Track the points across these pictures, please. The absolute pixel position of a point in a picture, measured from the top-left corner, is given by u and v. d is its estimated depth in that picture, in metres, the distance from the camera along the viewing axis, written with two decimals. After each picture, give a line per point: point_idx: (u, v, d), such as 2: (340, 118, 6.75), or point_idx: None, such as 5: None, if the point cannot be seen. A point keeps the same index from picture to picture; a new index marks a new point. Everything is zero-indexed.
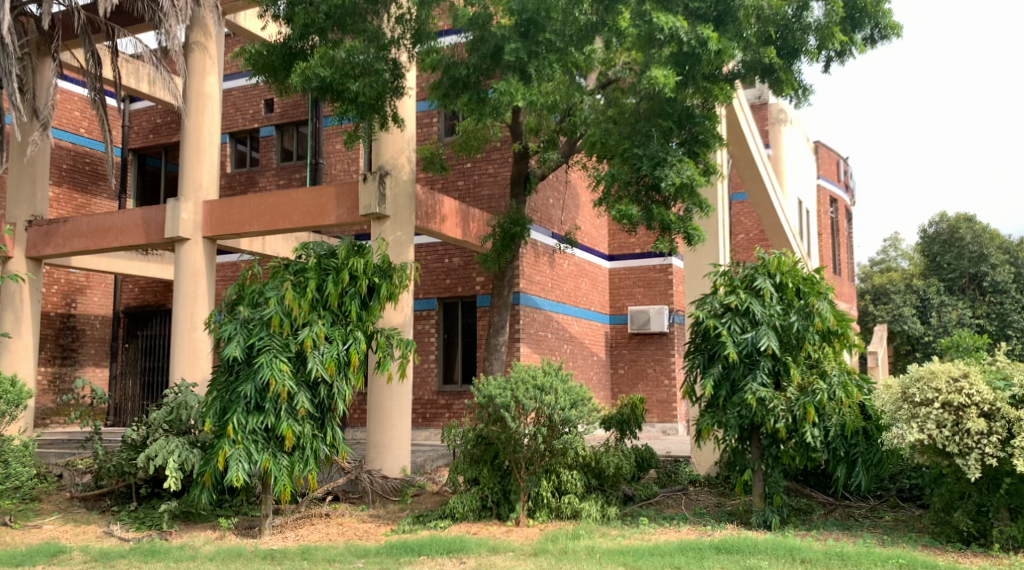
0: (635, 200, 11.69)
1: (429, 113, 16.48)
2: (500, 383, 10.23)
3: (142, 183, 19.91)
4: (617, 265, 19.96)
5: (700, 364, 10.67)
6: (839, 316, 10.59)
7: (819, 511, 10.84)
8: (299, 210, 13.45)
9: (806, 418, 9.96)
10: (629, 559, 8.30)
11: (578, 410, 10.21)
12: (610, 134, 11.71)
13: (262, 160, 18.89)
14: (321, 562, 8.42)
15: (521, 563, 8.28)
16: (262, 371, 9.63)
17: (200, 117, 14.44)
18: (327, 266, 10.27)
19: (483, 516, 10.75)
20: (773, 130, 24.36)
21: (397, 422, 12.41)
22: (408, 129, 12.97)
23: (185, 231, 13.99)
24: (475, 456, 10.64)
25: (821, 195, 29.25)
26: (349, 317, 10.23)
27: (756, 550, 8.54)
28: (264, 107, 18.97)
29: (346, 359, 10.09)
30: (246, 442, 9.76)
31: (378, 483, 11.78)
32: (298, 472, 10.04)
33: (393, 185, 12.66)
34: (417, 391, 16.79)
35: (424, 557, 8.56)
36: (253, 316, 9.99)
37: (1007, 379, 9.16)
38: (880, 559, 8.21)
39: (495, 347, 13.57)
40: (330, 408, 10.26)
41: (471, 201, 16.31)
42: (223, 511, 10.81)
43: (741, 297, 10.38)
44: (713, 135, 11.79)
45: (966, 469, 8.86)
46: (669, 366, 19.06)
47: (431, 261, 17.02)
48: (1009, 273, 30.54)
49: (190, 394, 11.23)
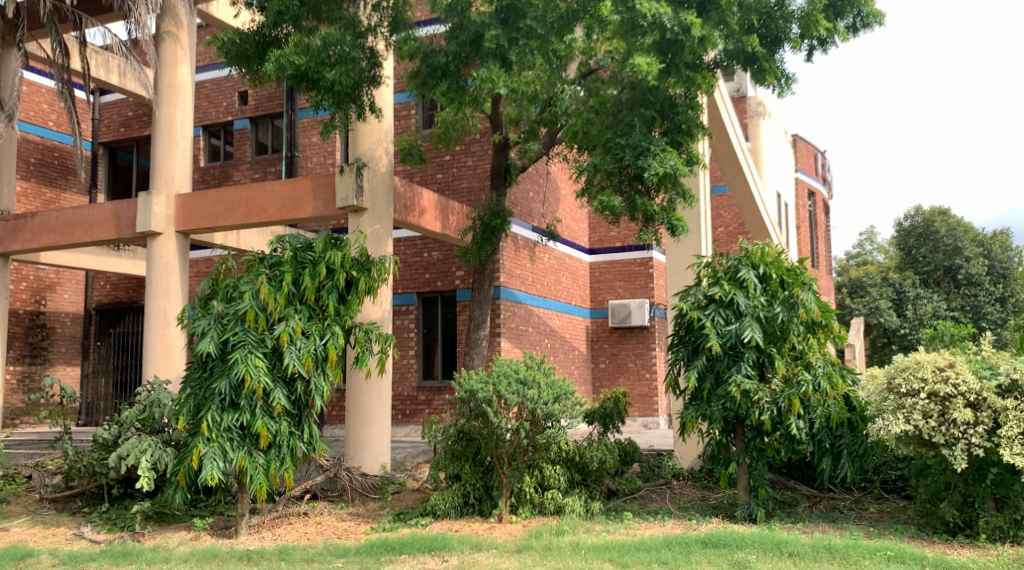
0: (617, 190, 11.50)
1: (407, 105, 16.26)
2: (482, 377, 10.05)
3: (113, 177, 19.54)
4: (598, 259, 19.84)
5: (684, 357, 10.57)
6: (823, 308, 10.48)
7: (804, 503, 10.72)
8: (274, 203, 13.18)
9: (791, 410, 9.85)
10: (615, 556, 8.12)
11: (561, 404, 10.03)
12: (592, 123, 11.62)
13: (236, 153, 18.57)
14: (299, 563, 8.19)
15: (505, 561, 8.09)
16: (237, 367, 9.39)
17: (172, 110, 14.11)
18: (303, 259, 10.05)
19: (465, 513, 10.55)
20: (752, 123, 24.28)
21: (376, 418, 12.19)
22: (385, 120, 12.74)
23: (157, 225, 13.68)
24: (456, 452, 10.47)
25: (799, 188, 29.25)
26: (326, 312, 10.02)
27: (743, 544, 8.39)
28: (238, 100, 18.65)
29: (323, 355, 9.85)
30: (221, 440, 9.50)
31: (358, 480, 11.62)
32: (274, 470, 9.77)
33: (371, 177, 12.38)
34: (397, 387, 16.56)
35: (405, 556, 8.35)
36: (227, 311, 9.73)
37: (993, 369, 9.09)
38: (869, 552, 8.10)
39: (475, 341, 13.39)
40: (307, 405, 10.02)
41: (450, 194, 16.09)
42: (198, 511, 10.55)
43: (725, 288, 10.26)
44: (696, 124, 11.70)
45: (953, 460, 8.76)
46: (650, 360, 18.96)
47: (410, 255, 16.77)
48: (982, 266, 30.89)
49: (163, 392, 10.97)
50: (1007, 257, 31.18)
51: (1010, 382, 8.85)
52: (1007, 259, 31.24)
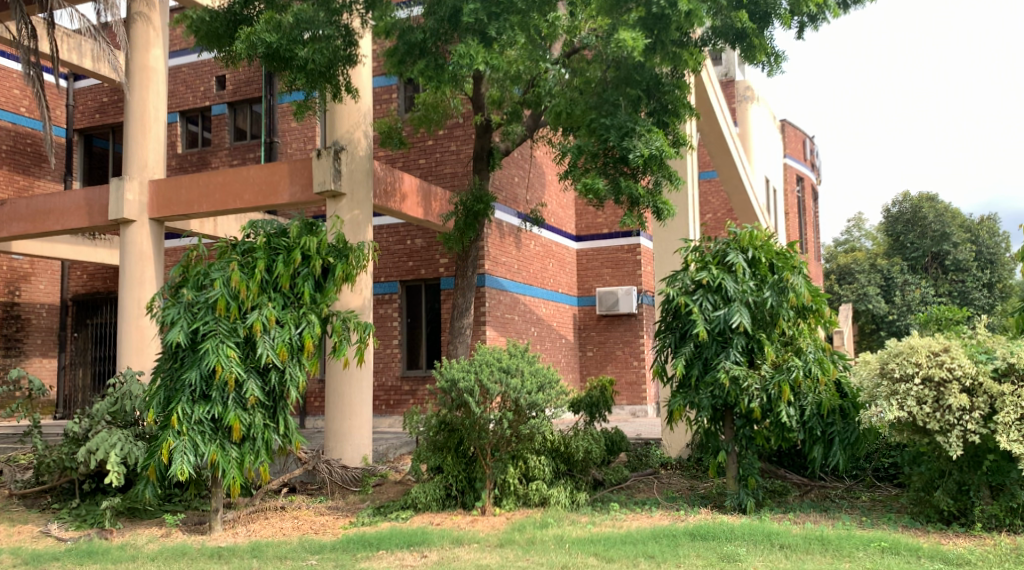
0: (602, 172, 11.19)
1: (388, 88, 15.90)
2: (464, 366, 9.74)
3: (89, 164, 19.11)
4: (585, 246, 19.55)
5: (671, 344, 10.29)
6: (814, 292, 10.17)
7: (795, 493, 10.50)
8: (250, 188, 12.82)
9: (781, 397, 9.58)
10: (599, 549, 7.84)
11: (545, 393, 9.74)
12: (576, 103, 11.33)
13: (214, 139, 18.16)
14: (272, 560, 7.87)
15: (486, 556, 7.78)
16: (208, 357, 9.06)
17: (145, 92, 13.70)
18: (277, 245, 9.72)
19: (447, 506, 10.26)
20: (740, 107, 24.02)
21: (356, 409, 11.87)
22: (363, 101, 12.34)
23: (129, 212, 13.27)
24: (438, 443, 10.18)
25: (787, 174, 29.00)
26: (302, 300, 9.69)
27: (733, 536, 8.11)
28: (216, 85, 18.22)
29: (299, 344, 9.52)
30: (191, 433, 9.17)
31: (338, 473, 11.33)
32: (248, 464, 9.45)
33: (349, 161, 12.02)
34: (380, 377, 16.23)
35: (383, 552, 8.03)
36: (197, 300, 9.38)
37: (989, 353, 8.83)
38: (863, 543, 7.83)
39: (459, 330, 13.08)
40: (282, 396, 9.69)
41: (433, 179, 15.73)
42: (171, 507, 10.24)
43: (713, 273, 9.95)
44: (683, 104, 11.39)
45: (948, 447, 8.51)
46: (638, 348, 18.69)
47: (392, 243, 16.43)
48: (970, 251, 30.64)
49: (135, 384, 10.64)
50: (994, 242, 31.02)
51: (1007, 366, 8.58)
52: (994, 244, 31.07)
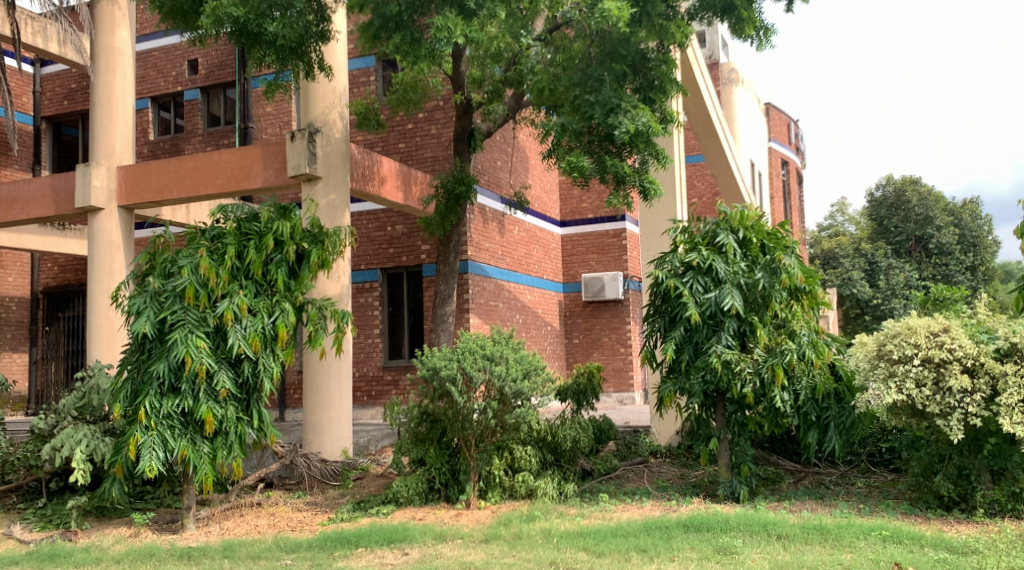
0: (587, 150, 10.92)
1: (365, 70, 15.47)
2: (446, 354, 9.35)
3: (58, 153, 18.54)
4: (569, 232, 19.18)
5: (661, 328, 9.93)
6: (807, 273, 9.79)
7: (789, 480, 10.18)
8: (222, 173, 12.35)
9: (775, 381, 9.23)
10: (589, 543, 7.47)
11: (531, 381, 9.38)
12: (559, 79, 10.88)
13: (187, 125, 17.63)
14: (245, 560, 7.47)
15: (471, 552, 7.42)
16: (176, 348, 8.64)
17: (112, 75, 13.18)
18: (248, 230, 9.29)
19: (430, 499, 9.90)
20: (725, 90, 23.66)
21: (336, 400, 11.46)
22: (338, 81, 11.87)
23: (97, 200, 12.77)
24: (420, 435, 9.84)
25: (772, 158, 28.70)
26: (275, 287, 9.28)
27: (728, 527, 7.75)
28: (188, 69, 17.68)
29: (272, 334, 9.12)
30: (160, 428, 8.76)
31: (317, 467, 10.97)
32: (221, 460, 9.04)
33: (324, 143, 11.58)
34: (362, 368, 15.84)
35: (362, 550, 7.65)
36: (164, 289, 8.93)
37: (991, 333, 8.50)
38: (863, 532, 7.51)
39: (442, 318, 12.68)
40: (255, 388, 9.28)
41: (413, 163, 15.29)
42: (141, 506, 9.82)
43: (703, 254, 9.59)
44: (670, 80, 11.01)
45: (948, 431, 8.22)
46: (624, 335, 18.33)
47: (372, 230, 15.99)
48: (953, 235, 30.26)
49: (104, 378, 10.18)
50: (976, 226, 30.78)
51: (1010, 345, 8.25)
52: (976, 227, 30.83)
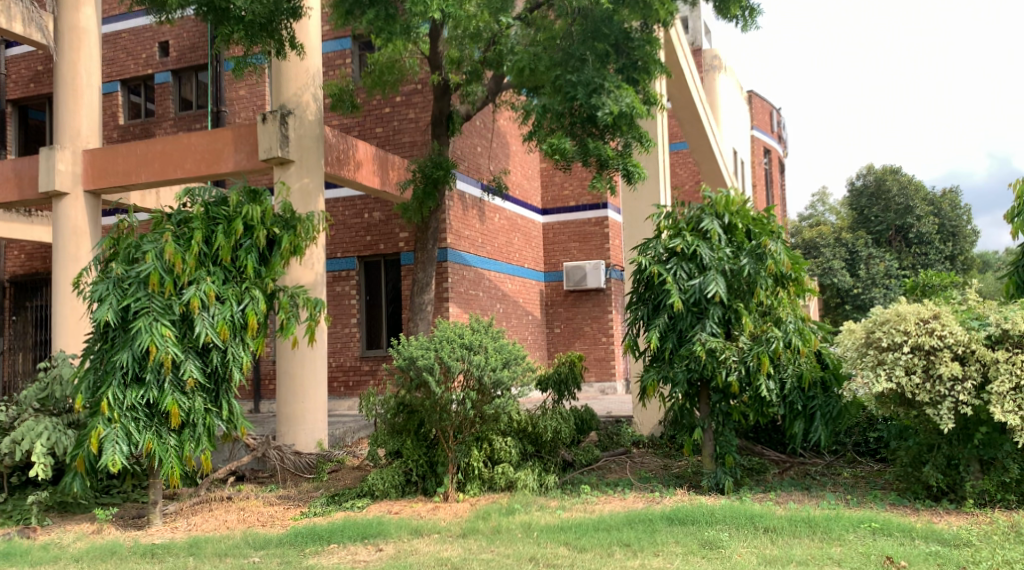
0: (568, 133, 10.64)
1: (341, 53, 15.11)
2: (423, 343, 9.03)
3: (24, 138, 18.00)
4: (551, 220, 18.89)
5: (644, 317, 9.67)
6: (794, 259, 9.49)
7: (774, 470, 9.96)
8: (192, 156, 11.97)
9: (760, 369, 8.98)
10: (571, 538, 7.20)
11: (511, 370, 9.09)
12: (539, 59, 10.57)
13: (158, 110, 17.17)
14: (210, 558, 7.15)
15: (448, 548, 7.13)
16: (140, 337, 8.29)
17: (76, 55, 12.73)
18: (216, 214, 8.93)
19: (407, 492, 9.59)
20: (707, 76, 23.41)
21: (309, 391, 11.12)
22: (311, 61, 11.50)
23: (62, 184, 12.35)
24: (397, 426, 9.54)
25: (754, 146, 28.50)
26: (245, 274, 8.94)
27: (714, 519, 7.48)
28: (159, 51, 17.21)
29: (242, 322, 8.78)
30: (124, 420, 8.41)
31: (290, 460, 10.68)
32: (188, 453, 8.71)
33: (297, 126, 11.22)
34: (338, 358, 15.50)
35: (334, 546, 7.34)
36: (128, 275, 8.54)
37: (981, 320, 8.28)
38: (853, 524, 7.27)
39: (420, 306, 12.36)
40: (224, 378, 8.94)
41: (391, 149, 14.94)
42: (107, 500, 9.48)
43: (687, 240, 9.36)
44: (654, 61, 10.71)
45: (938, 420, 8.01)
46: (606, 324, 18.09)
47: (349, 216, 15.63)
48: (933, 225, 29.93)
49: (67, 367, 9.81)
50: (956, 215, 30.37)
51: (1001, 332, 8.04)
52: (957, 216, 30.44)
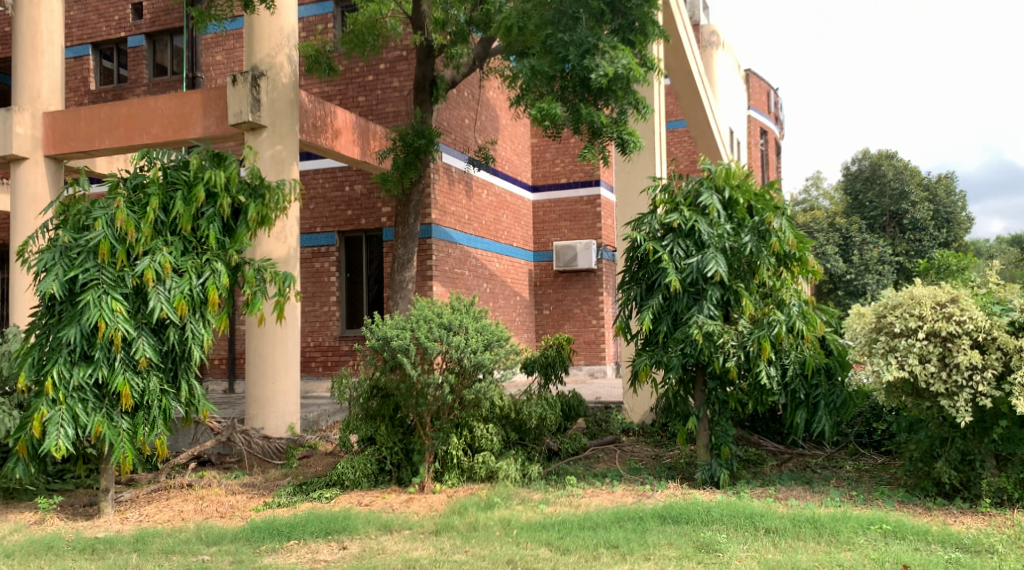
0: (558, 97, 10.00)
1: (323, 17, 14.38)
2: (398, 322, 8.36)
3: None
4: (541, 197, 18.18)
5: (637, 297, 9.00)
6: (798, 237, 8.82)
7: (772, 462, 9.38)
8: (159, 121, 11.23)
9: (761, 355, 8.35)
10: (554, 537, 6.56)
11: (493, 353, 8.43)
12: (528, 17, 9.86)
13: (131, 75, 16.38)
14: (156, 555, 6.48)
15: (418, 547, 6.49)
16: (88, 312, 7.59)
17: (36, 11, 11.87)
18: (174, 179, 8.19)
19: (381, 482, 8.94)
20: (705, 53, 22.75)
21: (281, 372, 10.45)
22: (285, 19, 10.75)
23: (20, 148, 11.63)
24: (371, 411, 8.87)
25: (751, 127, 27.81)
26: (206, 245, 8.24)
27: (710, 518, 6.85)
28: (132, 14, 16.40)
29: (202, 297, 8.08)
30: (70, 402, 7.73)
31: (258, 444, 9.98)
32: (142, 437, 8.06)
33: (270, 89, 10.49)
34: (317, 337, 14.81)
35: (293, 543, 6.68)
36: (76, 244, 7.83)
37: (1003, 304, 7.67)
38: (862, 526, 6.66)
39: (401, 284, 11.64)
40: (183, 356, 8.26)
41: (374, 119, 14.19)
42: (56, 487, 8.83)
43: (684, 215, 8.69)
44: (652, 21, 9.98)
45: (954, 413, 7.40)
46: (596, 306, 17.49)
47: (329, 189, 14.90)
48: (929, 210, 29.08)
49: (15, 341, 9.11)
50: (951, 201, 29.59)
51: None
52: (951, 203, 29.64)
